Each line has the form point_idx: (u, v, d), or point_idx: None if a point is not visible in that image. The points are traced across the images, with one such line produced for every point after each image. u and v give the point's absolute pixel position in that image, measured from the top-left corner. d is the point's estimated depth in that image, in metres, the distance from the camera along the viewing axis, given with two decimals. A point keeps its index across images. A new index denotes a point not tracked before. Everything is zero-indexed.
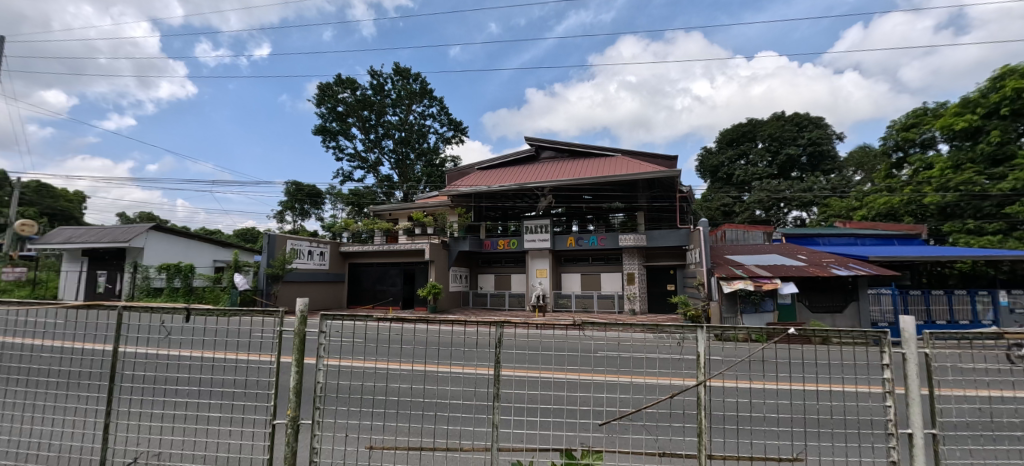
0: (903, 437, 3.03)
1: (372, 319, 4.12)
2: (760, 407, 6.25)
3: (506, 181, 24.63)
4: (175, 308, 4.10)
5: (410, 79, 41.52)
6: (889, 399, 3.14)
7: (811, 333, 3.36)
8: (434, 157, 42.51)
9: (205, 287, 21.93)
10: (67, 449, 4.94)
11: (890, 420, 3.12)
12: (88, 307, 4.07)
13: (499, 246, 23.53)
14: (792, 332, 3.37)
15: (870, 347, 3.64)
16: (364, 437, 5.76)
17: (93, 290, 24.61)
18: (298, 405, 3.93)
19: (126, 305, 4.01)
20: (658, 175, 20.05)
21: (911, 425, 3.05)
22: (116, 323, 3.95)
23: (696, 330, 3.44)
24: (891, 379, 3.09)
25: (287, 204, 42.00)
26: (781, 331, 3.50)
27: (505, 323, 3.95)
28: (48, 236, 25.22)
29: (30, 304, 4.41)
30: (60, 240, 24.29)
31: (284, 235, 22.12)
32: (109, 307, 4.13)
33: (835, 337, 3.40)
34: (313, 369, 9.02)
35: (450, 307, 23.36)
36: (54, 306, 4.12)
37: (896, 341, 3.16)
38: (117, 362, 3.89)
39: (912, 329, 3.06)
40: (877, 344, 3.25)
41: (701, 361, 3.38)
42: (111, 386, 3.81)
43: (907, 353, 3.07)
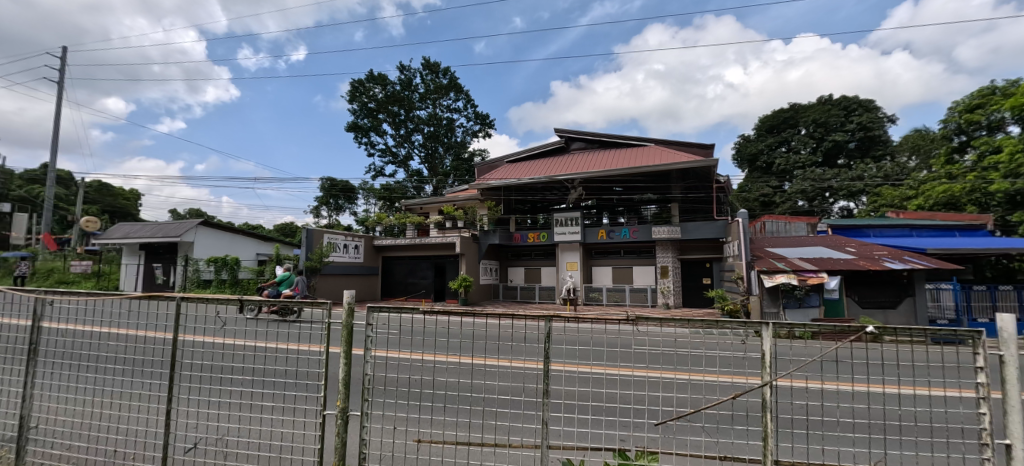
0: (1000, 447, 2.79)
1: (417, 311, 4.34)
2: (834, 412, 6.05)
3: (535, 173, 24.40)
4: (229, 299, 4.20)
5: (440, 73, 41.71)
6: (983, 406, 2.91)
7: (890, 333, 3.09)
8: (463, 151, 42.52)
9: (250, 279, 22.81)
10: (129, 435, 5.07)
11: (984, 429, 2.88)
12: (149, 298, 4.12)
13: (529, 239, 23.36)
14: (870, 331, 3.06)
15: (962, 346, 3.33)
16: (411, 432, 5.86)
17: (152, 282, 25.93)
18: (346, 397, 4.02)
19: (185, 295, 4.09)
20: (692, 166, 19.48)
21: (1010, 436, 2.80)
22: (176, 313, 4.05)
23: (760, 327, 3.25)
24: (988, 383, 2.83)
25: (323, 199, 43.24)
26: (858, 331, 3.22)
27: (551, 318, 4.24)
28: (109, 231, 26.82)
29: (94, 293, 4.48)
30: (118, 236, 25.85)
31: (320, 229, 22.81)
32: (167, 298, 4.20)
33: (921, 334, 3.13)
34: (361, 362, 9.41)
35: (480, 300, 23.53)
36: (117, 297, 4.20)
37: (992, 342, 2.87)
38: (176, 350, 3.95)
39: (1012, 328, 2.79)
40: (971, 345, 2.96)
41: (767, 360, 3.18)
42: (171, 375, 3.88)
43: (1006, 355, 2.79)
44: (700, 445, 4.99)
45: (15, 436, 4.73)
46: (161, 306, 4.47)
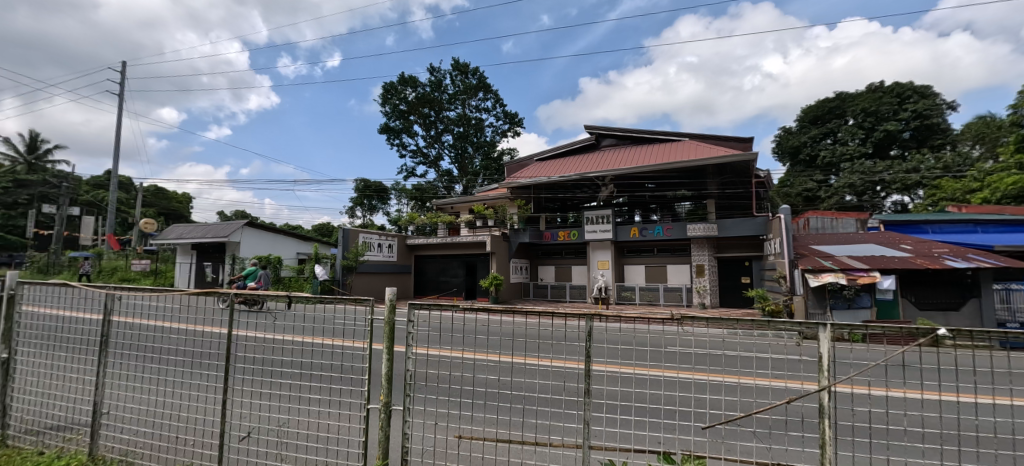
0: None
1: (456, 308, 4.37)
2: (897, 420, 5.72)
3: (567, 171, 24.16)
4: (278, 296, 4.37)
5: (469, 73, 41.88)
6: None
7: (964, 336, 2.86)
8: (492, 150, 42.56)
9: (292, 277, 23.64)
10: (189, 425, 5.33)
11: None
12: (205, 294, 4.33)
13: (559, 238, 23.11)
14: (942, 334, 2.83)
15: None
16: (451, 427, 5.93)
17: (202, 280, 27.20)
18: (389, 392, 4.09)
19: (238, 292, 4.24)
20: (729, 161, 18.79)
21: None
22: (230, 309, 4.23)
23: (816, 328, 3.08)
24: None
25: (357, 200, 44.24)
26: (927, 333, 2.99)
27: (593, 316, 4.18)
28: (165, 232, 28.37)
29: (157, 289, 4.76)
30: (174, 237, 27.34)
31: (356, 229, 23.36)
32: (221, 294, 4.36)
33: (1000, 337, 2.88)
34: (403, 358, 9.58)
35: (511, 298, 23.52)
36: (178, 292, 4.43)
37: None
38: (231, 344, 4.12)
39: None
40: None
41: (824, 364, 3.01)
42: (226, 368, 4.04)
43: None
44: (751, 450, 4.82)
45: (89, 422, 5.06)
46: (218, 301, 4.69)
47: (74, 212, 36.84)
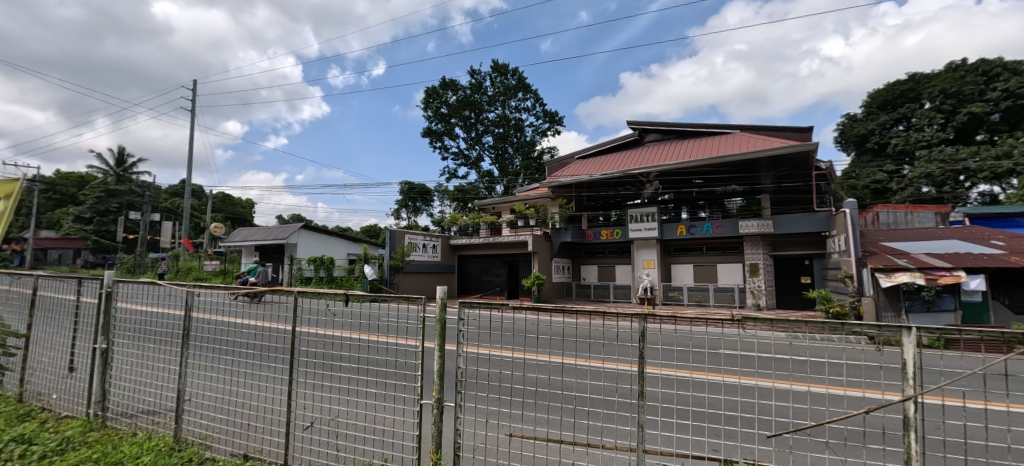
0: None
1: (507, 308, 4.41)
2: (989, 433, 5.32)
3: (609, 168, 23.59)
4: (335, 293, 4.60)
5: (508, 74, 41.99)
6: None
7: None
8: (532, 150, 42.53)
9: (343, 276, 24.45)
10: (259, 415, 5.72)
11: None
12: (269, 292, 4.62)
13: (602, 237, 22.79)
14: None
15: None
16: (503, 425, 6.03)
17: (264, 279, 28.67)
18: (441, 389, 4.18)
19: (298, 289, 4.51)
20: (784, 153, 17.92)
21: None
22: (292, 307, 4.49)
23: (900, 335, 2.91)
24: None
25: (402, 202, 45.31)
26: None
27: (647, 317, 4.12)
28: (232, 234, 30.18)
29: (226, 286, 5.13)
30: (238, 239, 29.00)
31: (402, 230, 23.95)
32: (285, 291, 4.76)
33: None
34: (455, 356, 9.73)
35: (553, 298, 23.42)
36: (245, 290, 4.77)
37: None
38: (293, 340, 4.39)
39: None
40: None
41: (909, 371, 2.85)
42: (290, 363, 4.30)
43: None
44: (825, 462, 4.62)
45: (173, 407, 5.63)
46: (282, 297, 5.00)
47: (150, 217, 39.85)
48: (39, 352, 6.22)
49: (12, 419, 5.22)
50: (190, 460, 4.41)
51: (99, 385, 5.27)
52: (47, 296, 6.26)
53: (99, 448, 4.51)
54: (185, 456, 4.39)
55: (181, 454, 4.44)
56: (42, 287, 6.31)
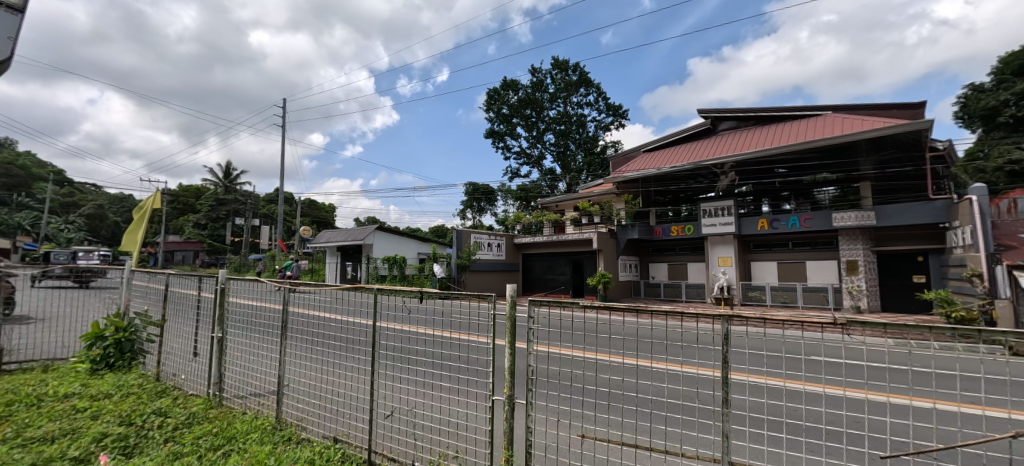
0: None
1: (579, 306, 4.26)
2: None
3: (677, 161, 22.31)
4: (412, 291, 4.83)
5: (569, 70, 41.41)
6: None
7: None
8: (595, 145, 41.74)
9: (414, 275, 25.26)
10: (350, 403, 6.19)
11: None
12: (353, 289, 4.98)
13: (672, 233, 21.83)
14: None
15: None
16: (575, 426, 5.98)
17: (344, 277, 30.29)
18: (512, 386, 4.15)
19: (377, 287, 4.82)
20: (884, 135, 16.10)
21: None
22: (373, 304, 4.76)
23: None
24: None
25: (467, 203, 46.07)
26: None
27: (731, 318, 3.79)
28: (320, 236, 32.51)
29: (320, 284, 5.66)
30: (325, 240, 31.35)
31: (468, 229, 24.36)
32: (367, 290, 5.24)
33: None
34: (524, 354, 9.63)
35: (620, 297, 22.77)
36: (331, 287, 5.21)
37: None
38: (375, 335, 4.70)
39: None
40: None
41: None
42: (372, 356, 4.66)
43: None
44: None
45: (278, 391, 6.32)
46: (365, 294, 5.36)
47: (251, 222, 43.98)
48: (171, 339, 7.30)
49: (154, 395, 6.45)
50: (289, 439, 5.18)
51: (218, 369, 6.28)
52: (177, 291, 7.41)
53: (218, 424, 5.55)
54: (285, 435, 5.19)
55: (282, 433, 5.25)
56: (173, 283, 7.43)
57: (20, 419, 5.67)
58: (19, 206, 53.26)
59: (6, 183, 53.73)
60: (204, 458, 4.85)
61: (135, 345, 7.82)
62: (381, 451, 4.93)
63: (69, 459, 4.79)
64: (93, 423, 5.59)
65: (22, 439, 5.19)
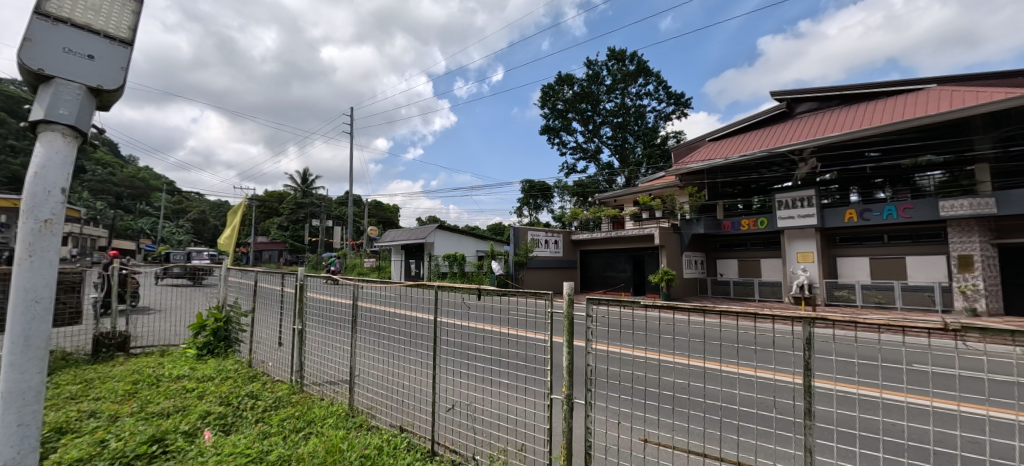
0: None
1: (641, 305, 3.87)
2: None
3: (747, 149, 20.79)
4: (470, 289, 4.74)
5: (626, 60, 40.19)
6: None
7: None
8: (655, 137, 40.21)
9: (473, 272, 25.39)
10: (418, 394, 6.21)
11: None
12: (415, 286, 5.05)
13: (742, 227, 20.52)
14: None
15: None
16: (636, 429, 5.71)
17: (407, 274, 31.08)
18: (570, 385, 3.88)
19: (439, 283, 4.82)
20: (999, 111, 14.04)
21: None
22: (435, 301, 4.83)
23: None
24: None
25: (524, 200, 45.93)
26: None
27: (813, 320, 3.34)
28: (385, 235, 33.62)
29: (383, 281, 5.72)
30: (389, 239, 32.43)
31: (525, 227, 24.16)
32: (428, 287, 5.24)
33: None
34: (582, 353, 9.30)
35: (684, 295, 21.69)
36: (397, 284, 5.28)
37: None
38: (436, 331, 4.74)
39: None
40: None
41: None
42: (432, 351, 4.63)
43: None
44: None
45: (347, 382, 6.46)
46: (426, 289, 5.37)
47: (324, 224, 46.42)
48: (260, 330, 7.67)
49: (247, 379, 6.81)
50: (361, 426, 5.28)
51: (298, 359, 6.58)
52: (265, 287, 7.74)
53: (300, 408, 5.74)
54: (358, 422, 5.29)
55: (355, 420, 5.35)
56: (261, 280, 7.83)
57: (144, 396, 6.22)
58: (140, 213, 59.99)
59: (131, 194, 60.09)
60: (287, 439, 5.00)
61: (230, 333, 8.42)
62: (444, 442, 4.90)
63: (180, 432, 5.15)
64: (200, 402, 6.01)
65: (144, 413, 5.69)
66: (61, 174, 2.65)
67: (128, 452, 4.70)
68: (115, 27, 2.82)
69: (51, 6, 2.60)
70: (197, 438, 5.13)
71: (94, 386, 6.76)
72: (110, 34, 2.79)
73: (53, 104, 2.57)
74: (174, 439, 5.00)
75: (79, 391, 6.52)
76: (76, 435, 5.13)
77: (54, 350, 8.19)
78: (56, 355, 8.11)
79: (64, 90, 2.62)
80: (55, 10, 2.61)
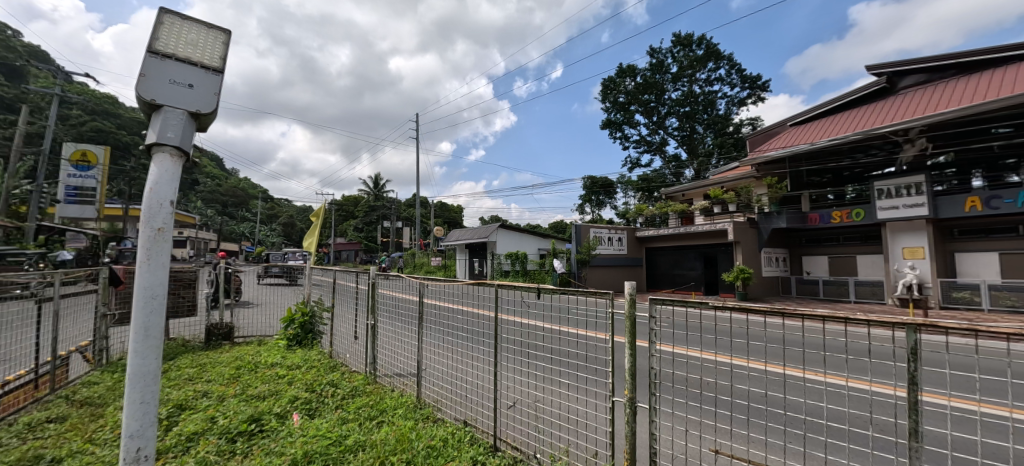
0: None
1: (707, 307, 3.37)
2: None
3: (840, 131, 18.70)
4: (528, 287, 4.43)
5: (693, 45, 38.27)
6: None
7: None
8: (727, 125, 37.86)
9: (534, 270, 25.09)
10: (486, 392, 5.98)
11: None
12: (476, 285, 4.84)
13: (835, 220, 18.52)
14: None
15: None
16: (706, 438, 5.23)
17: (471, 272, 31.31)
18: (632, 388, 3.59)
19: (499, 281, 4.57)
20: None
21: None
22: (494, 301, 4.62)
23: None
24: None
25: (585, 197, 45.06)
26: None
27: (919, 326, 2.82)
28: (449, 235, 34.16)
29: (446, 279, 5.50)
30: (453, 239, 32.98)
31: (587, 224, 23.51)
32: (488, 284, 4.93)
33: None
34: (645, 353, 8.69)
35: (764, 295, 20.12)
36: (461, 283, 5.10)
37: None
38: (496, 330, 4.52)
39: None
40: None
41: None
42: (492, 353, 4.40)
43: None
44: None
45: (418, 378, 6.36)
46: (485, 287, 5.11)
47: (395, 224, 48.27)
48: (340, 325, 7.71)
49: (328, 369, 6.91)
50: (429, 418, 5.15)
51: (372, 351, 6.56)
52: (344, 285, 7.72)
53: (375, 397, 5.70)
54: (425, 414, 5.16)
55: (422, 412, 5.24)
56: (340, 277, 7.83)
57: (246, 379, 6.45)
58: (241, 218, 65.92)
59: (233, 201, 66.82)
60: (363, 426, 4.99)
61: (315, 327, 8.54)
62: (508, 440, 4.62)
63: (275, 414, 5.31)
64: (289, 387, 6.12)
65: (246, 395, 5.93)
66: (170, 190, 2.69)
67: (234, 428, 4.97)
68: (208, 57, 2.81)
69: (158, 44, 2.65)
70: (290, 420, 5.26)
71: (207, 370, 7.12)
72: (204, 64, 2.78)
73: (164, 129, 2.63)
74: (269, 420, 5.19)
75: (194, 374, 6.89)
76: (192, 411, 5.49)
77: (177, 338, 8.86)
78: (177, 342, 8.73)
79: (171, 116, 2.65)
80: (162, 47, 2.67)
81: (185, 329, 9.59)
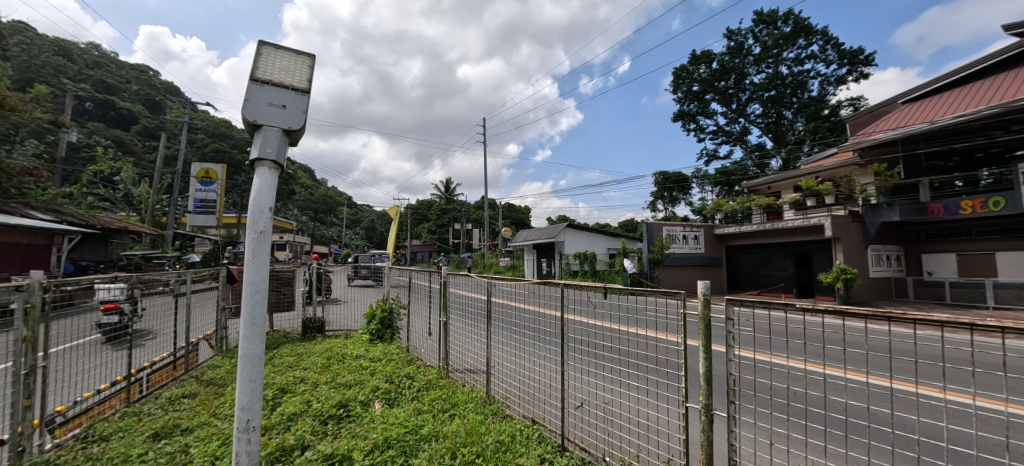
0: None
1: (792, 307, 2.85)
2: None
3: (971, 105, 16.22)
4: (593, 286, 4.00)
5: (778, 23, 35.36)
6: None
7: None
8: (822, 107, 34.48)
9: (605, 270, 24.25)
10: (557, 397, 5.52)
11: None
12: (541, 285, 4.47)
13: (965, 210, 15.88)
14: None
15: None
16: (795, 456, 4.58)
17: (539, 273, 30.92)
18: (709, 393, 3.09)
19: (562, 280, 4.15)
20: None
21: None
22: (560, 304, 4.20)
23: None
24: None
25: (658, 193, 43.23)
26: None
27: None
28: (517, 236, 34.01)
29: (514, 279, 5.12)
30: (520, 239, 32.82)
31: (660, 222, 22.34)
32: (553, 284, 4.48)
33: None
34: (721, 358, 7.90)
35: (871, 298, 17.97)
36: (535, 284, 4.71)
37: None
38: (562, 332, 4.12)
39: None
40: None
41: None
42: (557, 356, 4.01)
43: None
44: None
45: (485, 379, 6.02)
46: (551, 287, 4.67)
47: (468, 226, 49.00)
48: (415, 321, 7.58)
49: (404, 362, 6.74)
50: (496, 413, 4.78)
51: (444, 346, 6.33)
52: (419, 283, 7.61)
53: (446, 390, 5.41)
54: (493, 409, 4.78)
55: (490, 407, 4.88)
56: (415, 277, 7.71)
57: (335, 369, 6.44)
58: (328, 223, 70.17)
59: (323, 209, 70.95)
60: (436, 417, 4.71)
61: (394, 322, 8.49)
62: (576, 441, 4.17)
63: (358, 401, 5.18)
64: (371, 378, 6.00)
65: (336, 383, 5.84)
66: (271, 199, 2.81)
67: (325, 411, 4.91)
68: (298, 80, 2.90)
69: (257, 73, 2.78)
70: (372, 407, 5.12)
71: (303, 357, 7.27)
72: (296, 86, 2.88)
73: (264, 145, 2.75)
74: (355, 406, 5.06)
75: (290, 361, 7.03)
76: (293, 394, 5.54)
77: (279, 330, 9.19)
78: (281, 333, 9.04)
79: (270, 134, 2.77)
80: (262, 75, 2.79)
81: (285, 322, 10.07)
